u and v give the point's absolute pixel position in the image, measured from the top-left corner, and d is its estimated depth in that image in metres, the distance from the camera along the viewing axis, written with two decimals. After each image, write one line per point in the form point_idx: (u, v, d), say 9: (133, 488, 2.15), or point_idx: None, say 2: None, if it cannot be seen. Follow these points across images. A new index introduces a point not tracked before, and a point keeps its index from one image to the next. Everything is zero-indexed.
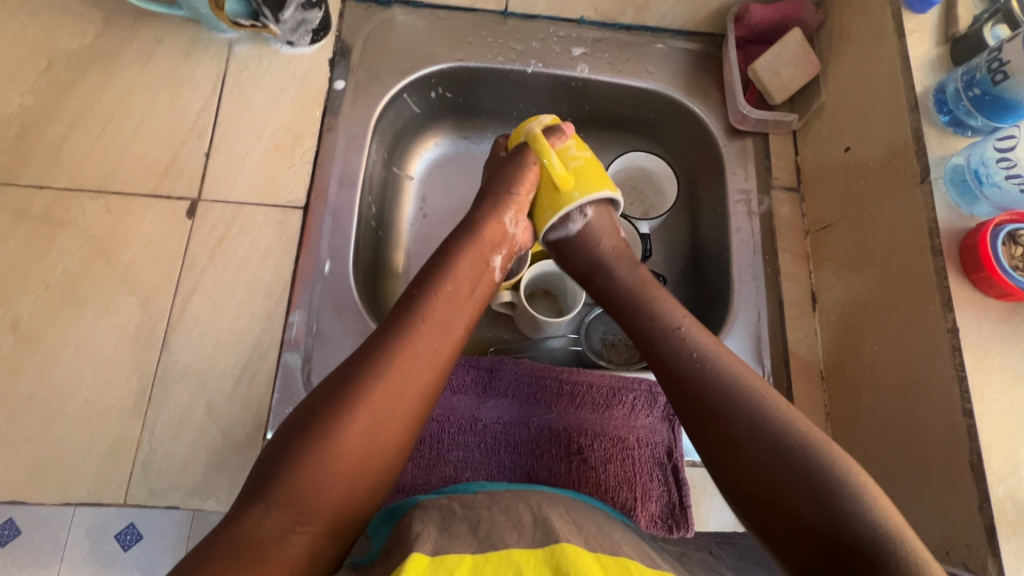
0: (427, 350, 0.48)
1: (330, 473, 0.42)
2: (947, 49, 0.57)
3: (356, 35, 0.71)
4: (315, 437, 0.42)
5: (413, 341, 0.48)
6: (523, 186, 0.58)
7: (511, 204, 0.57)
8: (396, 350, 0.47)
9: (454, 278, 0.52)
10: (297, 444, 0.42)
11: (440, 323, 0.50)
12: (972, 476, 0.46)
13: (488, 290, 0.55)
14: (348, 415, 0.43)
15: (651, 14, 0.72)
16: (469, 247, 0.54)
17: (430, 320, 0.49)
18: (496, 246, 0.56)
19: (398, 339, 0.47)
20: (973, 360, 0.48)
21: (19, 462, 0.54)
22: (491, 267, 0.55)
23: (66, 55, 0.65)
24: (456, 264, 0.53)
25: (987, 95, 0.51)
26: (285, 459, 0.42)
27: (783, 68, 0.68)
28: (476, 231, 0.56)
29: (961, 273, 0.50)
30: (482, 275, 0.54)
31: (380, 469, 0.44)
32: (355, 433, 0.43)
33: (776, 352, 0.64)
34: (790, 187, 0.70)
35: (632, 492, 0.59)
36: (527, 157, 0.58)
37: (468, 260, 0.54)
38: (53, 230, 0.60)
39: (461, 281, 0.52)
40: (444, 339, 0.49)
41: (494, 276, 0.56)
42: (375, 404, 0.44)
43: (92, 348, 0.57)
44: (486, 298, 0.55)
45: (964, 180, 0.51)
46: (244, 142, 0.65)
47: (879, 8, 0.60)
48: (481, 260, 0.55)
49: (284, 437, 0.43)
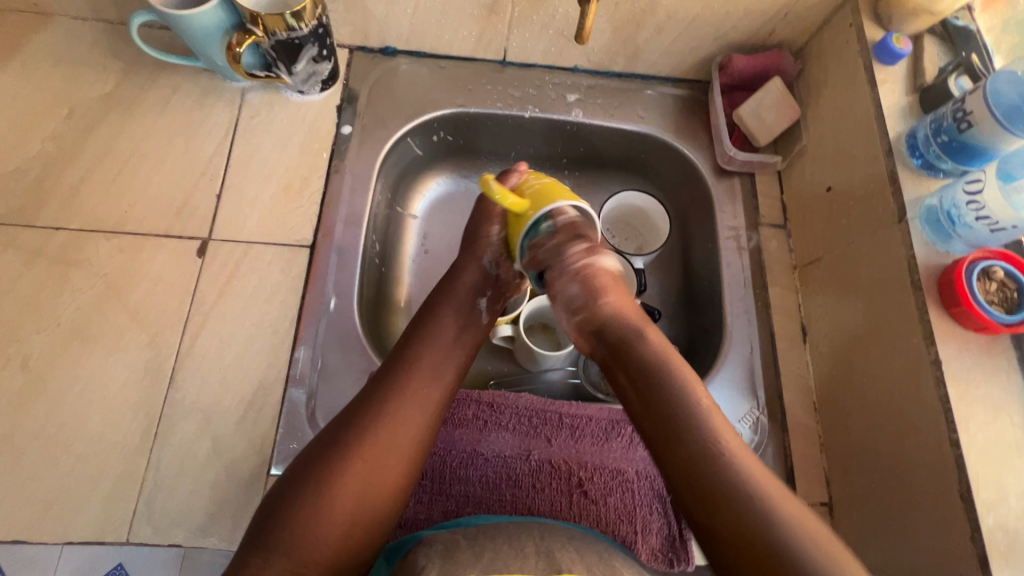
0: (416, 393, 0.49)
1: (325, 521, 0.43)
2: (917, 97, 0.61)
3: (363, 83, 0.74)
4: (311, 487, 0.43)
5: (403, 387, 0.49)
6: (490, 224, 0.60)
7: (483, 244, 0.59)
8: (386, 395, 0.48)
9: (442, 323, 0.54)
10: (293, 493, 0.43)
11: (430, 368, 0.51)
12: (963, 506, 0.47)
13: (479, 334, 0.56)
14: (340, 462, 0.44)
15: (641, 63, 0.77)
16: (451, 295, 0.56)
17: (417, 364, 0.51)
18: (481, 289, 0.58)
19: (389, 388, 0.49)
20: (956, 391, 0.50)
21: (23, 500, 0.54)
22: (476, 311, 0.57)
23: (87, 103, 0.69)
24: (444, 309, 0.55)
25: (954, 141, 0.55)
26: (283, 509, 0.43)
27: (765, 112, 0.72)
28: (458, 277, 0.58)
29: (939, 307, 0.53)
30: (470, 319, 0.56)
31: (376, 518, 0.45)
32: (349, 480, 0.44)
33: (769, 384, 0.66)
34: (777, 224, 0.73)
35: (632, 526, 0.59)
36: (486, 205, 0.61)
37: (455, 307, 0.56)
38: (67, 269, 0.62)
39: (449, 326, 0.54)
40: (434, 380, 0.50)
41: (481, 319, 0.57)
42: (367, 449, 0.45)
43: (100, 385, 0.58)
44: (477, 342, 0.56)
45: (938, 220, 0.55)
46: (255, 184, 0.68)
47: (852, 59, 0.64)
48: (467, 306, 0.57)
49: (281, 486, 0.44)
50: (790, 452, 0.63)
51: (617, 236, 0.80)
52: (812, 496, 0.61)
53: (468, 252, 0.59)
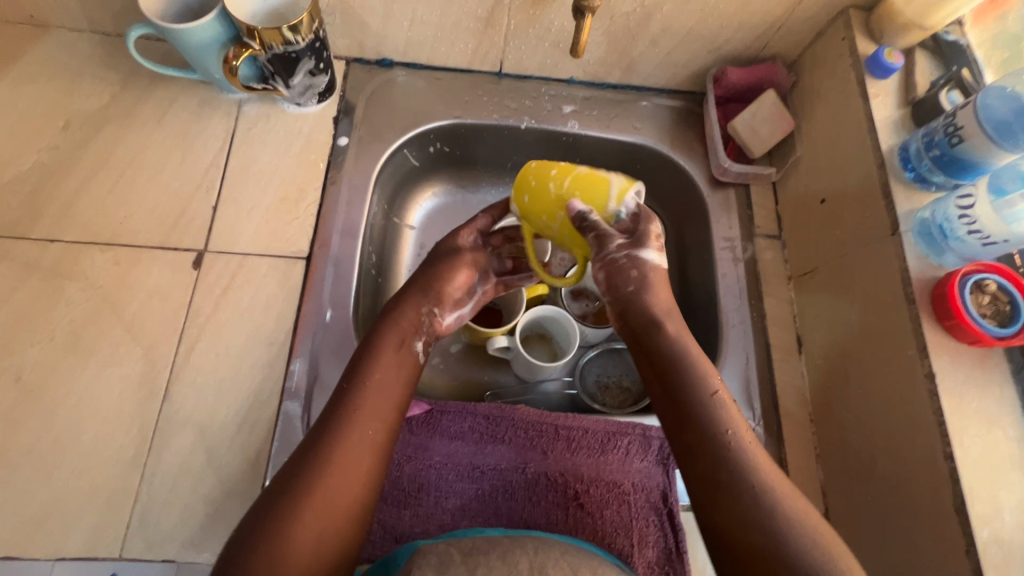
0: (358, 439, 0.46)
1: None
2: (909, 111, 0.62)
3: (359, 94, 0.75)
4: (260, 542, 0.40)
5: (350, 424, 0.47)
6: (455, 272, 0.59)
7: (424, 286, 0.57)
8: (328, 443, 0.45)
9: (380, 367, 0.51)
10: (245, 546, 0.40)
11: (376, 404, 0.48)
12: (958, 520, 0.47)
13: (414, 371, 0.53)
14: (286, 517, 0.41)
15: (636, 75, 0.77)
16: (393, 334, 0.53)
17: (358, 407, 0.48)
18: (415, 328, 0.55)
19: (339, 427, 0.46)
20: (950, 405, 0.50)
21: (15, 515, 0.53)
22: (412, 351, 0.53)
23: (84, 115, 0.69)
24: (379, 352, 0.52)
25: (946, 155, 0.55)
26: (233, 565, 0.39)
27: (759, 124, 0.73)
28: (394, 319, 0.54)
29: (933, 319, 0.53)
30: (406, 359, 0.52)
31: (332, 567, 0.42)
32: (298, 534, 0.41)
33: (765, 395, 0.66)
34: (772, 234, 0.74)
35: (629, 538, 0.59)
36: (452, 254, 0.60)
37: (393, 346, 0.52)
38: (62, 282, 0.62)
39: (389, 364, 0.51)
40: (375, 425, 0.47)
41: (416, 360, 0.53)
42: (314, 502, 0.42)
43: (95, 398, 0.58)
44: (413, 379, 0.52)
45: (931, 233, 0.55)
46: (251, 196, 0.68)
47: (844, 72, 0.65)
48: (403, 346, 0.53)
49: (233, 542, 0.41)
50: (786, 463, 0.63)
51: None
52: None
53: (406, 295, 0.57)
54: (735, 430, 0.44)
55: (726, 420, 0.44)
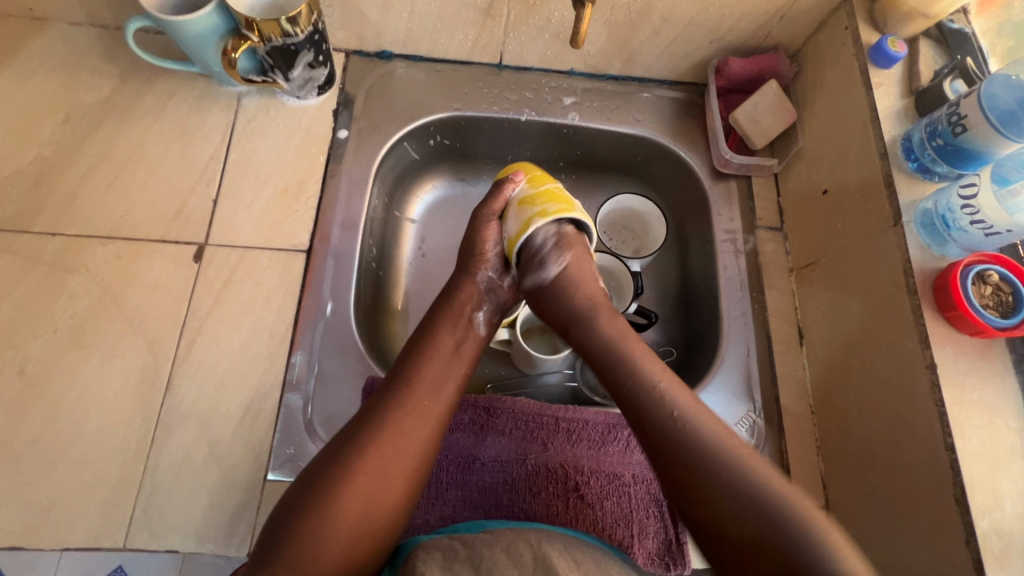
0: (417, 409, 0.49)
1: (331, 533, 0.43)
2: (912, 101, 0.61)
3: (359, 87, 0.75)
4: (318, 500, 0.44)
5: (403, 398, 0.49)
6: (486, 243, 0.62)
7: (479, 262, 0.61)
8: (392, 410, 0.48)
9: (439, 338, 0.55)
10: (301, 504, 0.44)
11: (429, 381, 0.51)
12: (958, 510, 0.47)
13: (476, 347, 0.57)
14: (346, 477, 0.45)
15: (637, 66, 0.77)
16: (451, 310, 0.57)
17: (419, 379, 0.51)
18: (477, 304, 0.59)
19: (391, 400, 0.49)
20: (951, 396, 0.50)
21: (19, 506, 0.54)
22: (473, 324, 0.58)
23: (83, 108, 0.69)
24: (441, 325, 0.56)
25: (949, 145, 0.55)
26: (290, 522, 0.43)
27: (761, 116, 0.72)
28: (456, 295, 0.59)
29: (935, 310, 0.53)
30: (467, 333, 0.57)
31: (378, 531, 0.45)
32: (354, 493, 0.45)
33: (766, 387, 0.66)
34: (774, 227, 0.74)
35: (629, 530, 0.59)
36: (481, 219, 0.62)
37: (452, 321, 0.56)
38: (63, 275, 0.62)
39: (447, 339, 0.55)
40: (434, 398, 0.51)
41: (478, 331, 0.58)
42: (374, 465, 0.46)
43: (97, 391, 0.58)
44: (475, 354, 0.56)
45: (933, 224, 0.55)
46: (251, 189, 0.68)
47: (847, 62, 0.65)
48: (465, 321, 0.57)
49: (286, 503, 0.45)
50: (786, 455, 0.63)
51: (613, 238, 0.80)
52: None
53: (464, 271, 0.61)
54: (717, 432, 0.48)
55: (678, 409, 0.50)
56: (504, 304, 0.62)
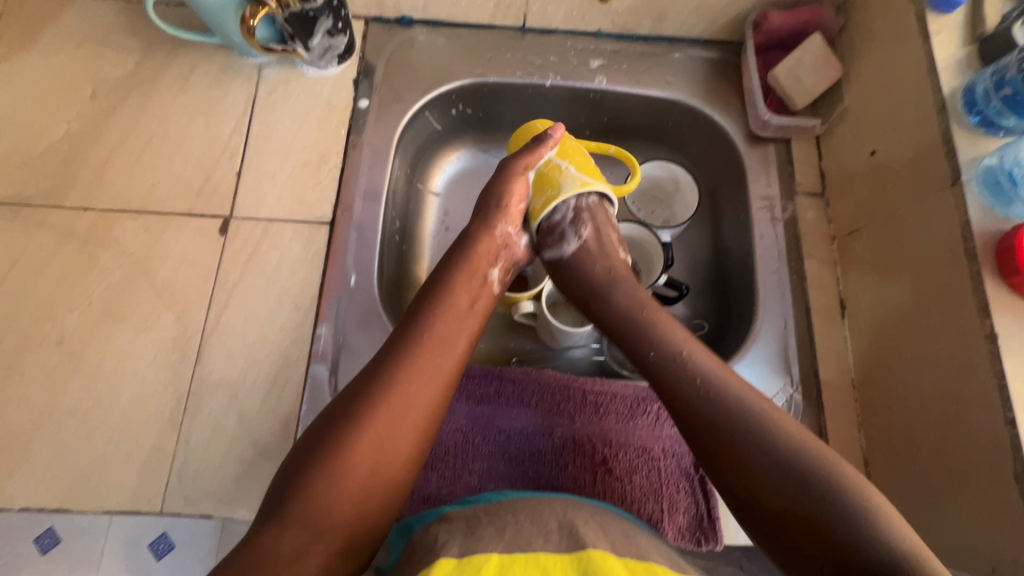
0: (430, 363, 0.49)
1: (340, 485, 0.43)
2: (975, 49, 0.56)
3: (379, 55, 0.73)
4: (327, 454, 0.43)
5: (416, 356, 0.48)
6: (512, 197, 0.59)
7: (502, 216, 0.58)
8: (403, 364, 0.48)
9: (453, 294, 0.53)
10: (311, 458, 0.43)
11: (442, 339, 0.50)
12: (1018, 490, 0.44)
13: (489, 305, 0.55)
14: (357, 430, 0.44)
15: (668, 24, 0.72)
16: (466, 263, 0.55)
17: (431, 334, 0.50)
18: (493, 260, 0.57)
19: (404, 357, 0.48)
20: (1014, 367, 0.46)
21: (64, 471, 0.56)
22: (488, 280, 0.56)
23: (109, 84, 0.69)
24: (456, 279, 0.54)
25: (1019, 94, 0.50)
26: (300, 474, 0.43)
27: (803, 73, 0.68)
28: (472, 246, 0.57)
29: (998, 277, 0.49)
30: (482, 289, 0.55)
31: (389, 489, 0.45)
32: (366, 446, 0.44)
33: (804, 361, 0.63)
34: (815, 192, 0.69)
35: (659, 504, 0.58)
36: (509, 169, 0.59)
37: (467, 276, 0.55)
38: (96, 248, 0.63)
39: (461, 295, 0.53)
40: (447, 353, 0.50)
41: (494, 288, 0.56)
42: (384, 418, 0.45)
43: (132, 362, 0.59)
44: (487, 311, 0.55)
45: (998, 181, 0.50)
46: (274, 161, 0.68)
47: (902, 9, 0.59)
48: (480, 276, 0.55)
49: (296, 458, 0.44)
50: (826, 431, 0.60)
51: (642, 209, 0.77)
52: None
53: (482, 221, 0.58)
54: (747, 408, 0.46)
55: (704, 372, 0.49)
56: (518, 261, 0.60)
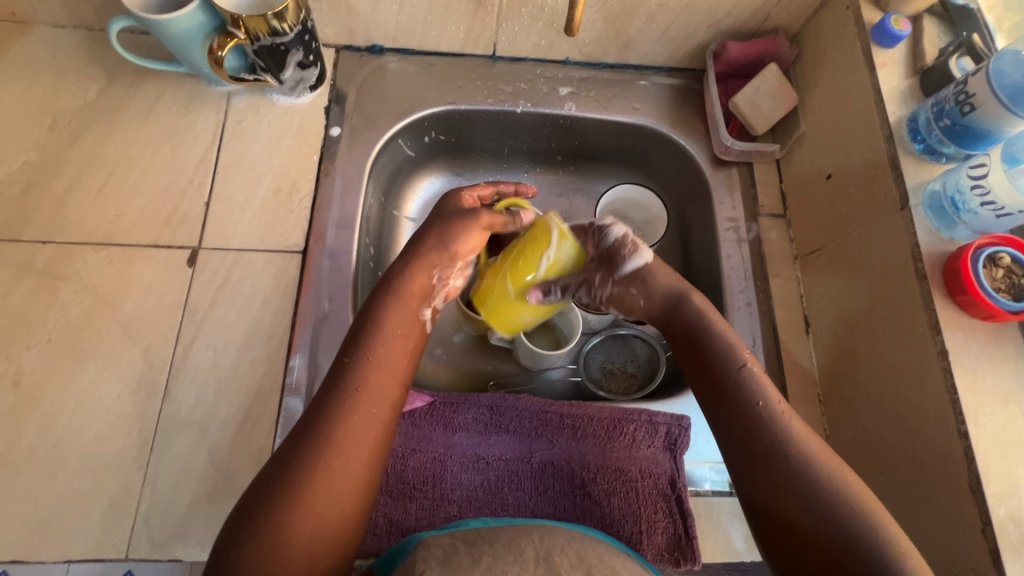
0: (356, 421, 0.45)
1: (282, 546, 0.40)
2: (916, 81, 0.60)
3: (350, 82, 0.73)
4: (264, 522, 0.41)
5: (351, 409, 0.46)
6: (464, 241, 0.56)
7: (440, 251, 0.54)
8: (334, 419, 0.45)
9: (386, 338, 0.50)
10: (247, 524, 0.41)
11: (374, 387, 0.47)
12: (974, 499, 0.46)
13: (420, 343, 0.53)
14: (290, 497, 0.41)
15: (633, 53, 0.75)
16: (399, 304, 0.52)
17: (364, 385, 0.47)
18: (424, 298, 0.54)
19: (335, 413, 0.45)
20: (964, 382, 0.49)
21: (20, 521, 0.53)
22: (422, 321, 0.53)
23: (70, 113, 0.68)
24: (382, 326, 0.50)
25: (957, 125, 0.53)
26: (235, 542, 0.40)
27: (762, 100, 0.71)
28: (405, 283, 0.53)
29: (945, 295, 0.52)
30: (414, 331, 0.52)
31: (335, 546, 0.42)
32: (303, 513, 0.41)
33: (772, 376, 0.65)
34: (777, 213, 0.72)
35: (637, 525, 0.58)
36: (462, 217, 0.56)
37: (399, 317, 0.51)
38: (56, 284, 0.61)
39: (394, 339, 0.50)
40: (382, 403, 0.47)
41: (426, 328, 0.54)
42: (314, 482, 0.42)
43: (94, 401, 0.57)
44: (420, 352, 0.52)
45: (942, 206, 0.53)
46: (243, 191, 0.67)
47: (849, 43, 0.63)
48: (413, 318, 0.52)
49: (237, 519, 0.42)
50: None
51: None
52: None
53: (418, 259, 0.54)
54: (767, 402, 0.49)
55: (757, 391, 0.49)
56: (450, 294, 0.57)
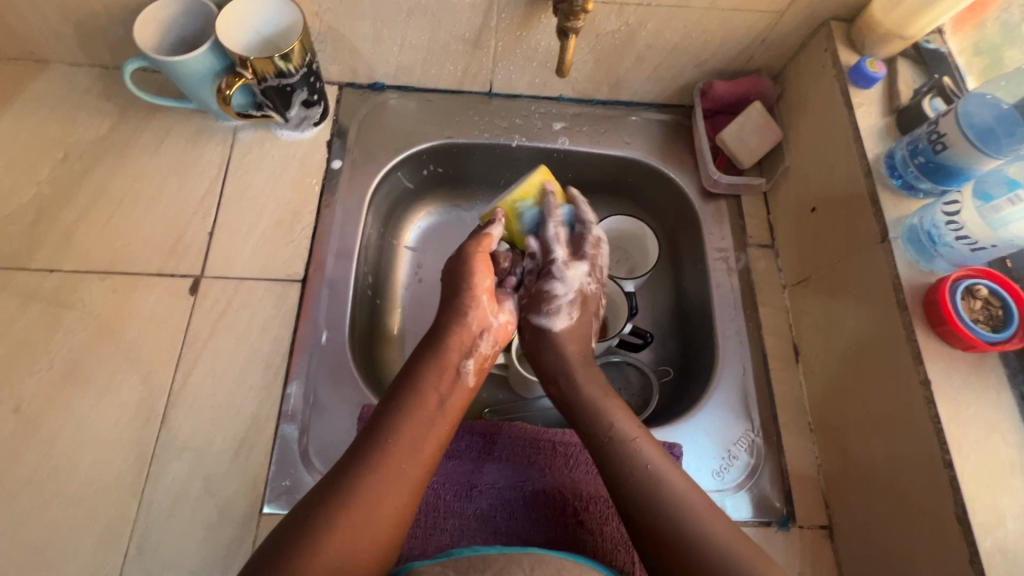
0: (395, 470, 0.49)
1: None
2: (893, 119, 0.63)
3: (352, 117, 0.76)
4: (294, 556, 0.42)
5: (382, 462, 0.49)
6: (479, 280, 0.61)
7: (472, 302, 0.60)
8: (362, 470, 0.48)
9: (424, 395, 0.54)
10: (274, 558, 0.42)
11: (406, 445, 0.50)
12: (961, 529, 0.47)
13: (463, 400, 0.57)
14: (320, 533, 0.44)
15: (624, 91, 0.78)
16: (437, 360, 0.57)
17: (396, 442, 0.50)
18: (465, 352, 0.59)
19: (362, 462, 0.48)
20: (947, 412, 0.50)
21: (12, 549, 0.53)
22: (460, 374, 0.57)
23: (82, 146, 0.70)
24: (425, 381, 0.55)
25: (931, 162, 0.56)
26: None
27: (747, 136, 0.73)
28: (443, 339, 0.58)
29: (926, 325, 0.53)
30: (454, 386, 0.57)
31: None
32: (332, 546, 0.44)
33: (764, 405, 0.65)
34: (765, 244, 0.74)
35: (630, 555, 0.58)
36: (467, 254, 0.61)
37: (438, 373, 0.56)
38: (61, 311, 0.62)
39: (432, 395, 0.54)
40: (412, 459, 0.50)
41: (467, 380, 0.58)
42: (349, 521, 0.45)
43: (92, 427, 0.58)
44: (461, 405, 0.57)
45: (919, 239, 0.55)
46: (246, 221, 0.69)
47: (828, 82, 0.66)
48: (451, 372, 0.57)
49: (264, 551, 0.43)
50: (787, 473, 0.62)
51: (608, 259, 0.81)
52: (812, 519, 0.60)
53: (454, 314, 0.59)
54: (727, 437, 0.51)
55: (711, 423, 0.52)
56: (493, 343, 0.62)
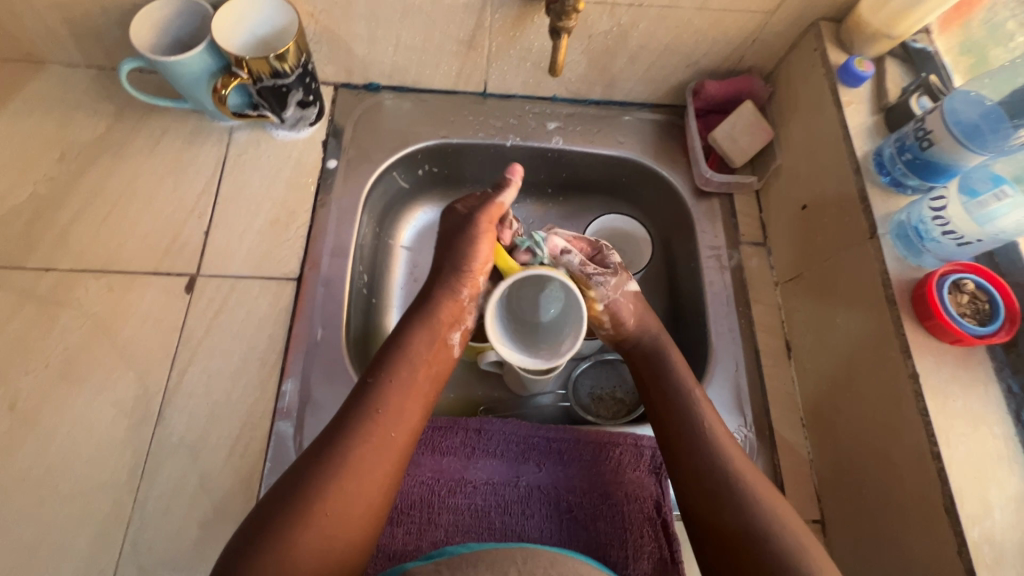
0: (385, 440, 0.50)
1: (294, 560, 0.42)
2: (882, 117, 0.64)
3: (347, 117, 0.77)
4: (286, 528, 0.43)
5: (372, 431, 0.49)
6: (478, 257, 0.59)
7: (463, 279, 0.59)
8: (352, 443, 0.48)
9: (413, 364, 0.54)
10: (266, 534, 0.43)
11: (394, 415, 0.51)
12: (949, 521, 0.47)
13: (447, 371, 0.57)
14: (313, 508, 0.45)
15: (617, 91, 0.79)
16: (427, 330, 0.57)
17: (387, 411, 0.51)
18: (454, 325, 0.58)
19: (353, 435, 0.49)
20: (935, 405, 0.50)
21: (8, 546, 0.53)
22: (448, 344, 0.58)
23: (78, 146, 0.71)
24: (416, 350, 0.55)
25: (918, 159, 0.56)
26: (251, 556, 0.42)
27: (739, 135, 0.74)
28: (431, 309, 0.58)
29: (914, 319, 0.54)
30: (442, 355, 0.57)
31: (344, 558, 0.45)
32: (312, 533, 0.44)
33: (756, 401, 0.66)
34: (757, 242, 0.75)
35: (624, 549, 0.59)
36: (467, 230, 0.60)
37: (428, 340, 0.56)
38: (56, 310, 0.63)
39: (421, 364, 0.55)
40: (399, 426, 0.51)
41: (452, 352, 0.58)
42: (339, 494, 0.46)
43: (88, 425, 0.58)
44: (445, 376, 0.57)
45: (907, 235, 0.56)
46: (242, 221, 0.69)
47: (818, 81, 0.67)
48: (439, 342, 0.57)
49: (239, 538, 0.44)
50: (780, 468, 0.63)
51: None
52: (804, 513, 0.61)
53: (446, 286, 0.59)
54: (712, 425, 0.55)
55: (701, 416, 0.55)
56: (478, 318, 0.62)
